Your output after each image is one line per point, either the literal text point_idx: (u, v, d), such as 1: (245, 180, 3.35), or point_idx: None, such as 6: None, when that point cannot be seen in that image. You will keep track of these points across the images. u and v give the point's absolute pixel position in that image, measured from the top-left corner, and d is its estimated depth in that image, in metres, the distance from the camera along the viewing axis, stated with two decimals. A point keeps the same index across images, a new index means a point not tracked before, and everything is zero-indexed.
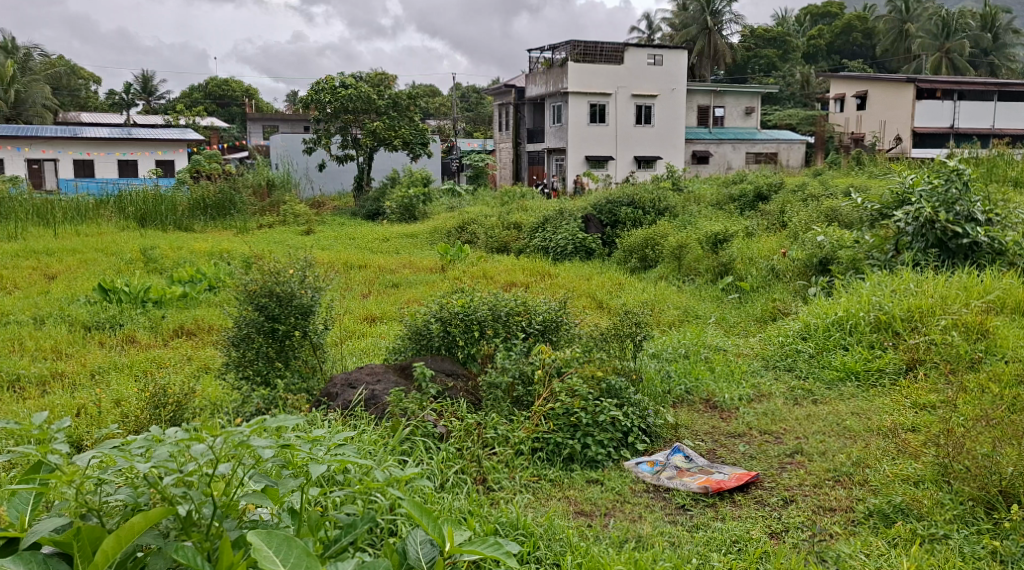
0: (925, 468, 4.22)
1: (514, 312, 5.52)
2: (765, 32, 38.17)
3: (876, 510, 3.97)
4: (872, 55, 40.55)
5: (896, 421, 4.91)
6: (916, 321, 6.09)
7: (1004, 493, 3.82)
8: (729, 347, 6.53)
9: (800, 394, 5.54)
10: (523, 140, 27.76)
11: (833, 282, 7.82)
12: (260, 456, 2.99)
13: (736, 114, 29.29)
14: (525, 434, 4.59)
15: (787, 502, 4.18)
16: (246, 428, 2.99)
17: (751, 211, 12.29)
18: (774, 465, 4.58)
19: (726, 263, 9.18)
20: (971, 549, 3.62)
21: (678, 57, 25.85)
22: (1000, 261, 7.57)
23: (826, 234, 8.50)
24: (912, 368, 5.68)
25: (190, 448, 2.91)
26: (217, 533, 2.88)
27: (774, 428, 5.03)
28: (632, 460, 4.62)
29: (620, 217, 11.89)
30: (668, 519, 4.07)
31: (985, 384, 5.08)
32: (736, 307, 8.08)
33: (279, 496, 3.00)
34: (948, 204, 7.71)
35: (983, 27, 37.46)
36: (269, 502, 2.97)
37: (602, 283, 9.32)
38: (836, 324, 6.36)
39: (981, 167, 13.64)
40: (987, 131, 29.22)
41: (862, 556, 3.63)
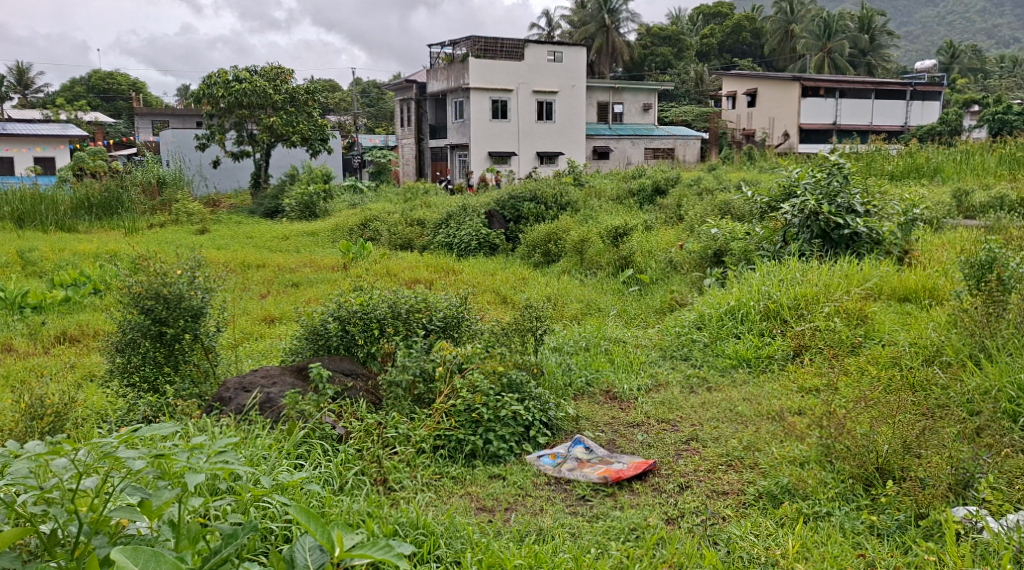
0: (809, 448, 4.40)
1: (415, 309, 5.47)
2: (659, 31, 39.05)
3: (765, 491, 4.14)
4: (761, 53, 41.97)
5: (784, 405, 5.11)
6: (802, 309, 6.35)
7: (880, 469, 4.04)
8: (628, 339, 6.65)
9: (695, 382, 5.72)
10: (425, 136, 27.66)
11: (727, 272, 8.05)
12: (130, 467, 2.97)
13: (634, 111, 29.86)
14: (427, 432, 4.59)
15: (683, 488, 4.31)
16: (113, 439, 2.99)
17: (649, 205, 12.58)
18: (670, 452, 4.72)
19: (626, 256, 9.33)
20: (851, 524, 3.80)
21: (577, 54, 26.16)
22: (879, 250, 7.95)
23: (720, 227, 8.77)
24: (799, 354, 5.92)
25: (50, 462, 2.90)
26: (84, 552, 2.85)
27: (670, 416, 5.18)
28: (533, 453, 4.67)
29: (522, 212, 11.96)
30: (569, 510, 4.13)
31: (864, 366, 5.36)
32: (636, 299, 8.24)
33: (154, 509, 2.93)
34: (830, 196, 8.12)
35: (862, 29, 39.30)
36: (143, 516, 2.91)
37: (505, 278, 9.38)
38: (729, 313, 6.58)
39: (861, 162, 14.33)
40: (866, 128, 30.80)
41: (751, 537, 3.77)
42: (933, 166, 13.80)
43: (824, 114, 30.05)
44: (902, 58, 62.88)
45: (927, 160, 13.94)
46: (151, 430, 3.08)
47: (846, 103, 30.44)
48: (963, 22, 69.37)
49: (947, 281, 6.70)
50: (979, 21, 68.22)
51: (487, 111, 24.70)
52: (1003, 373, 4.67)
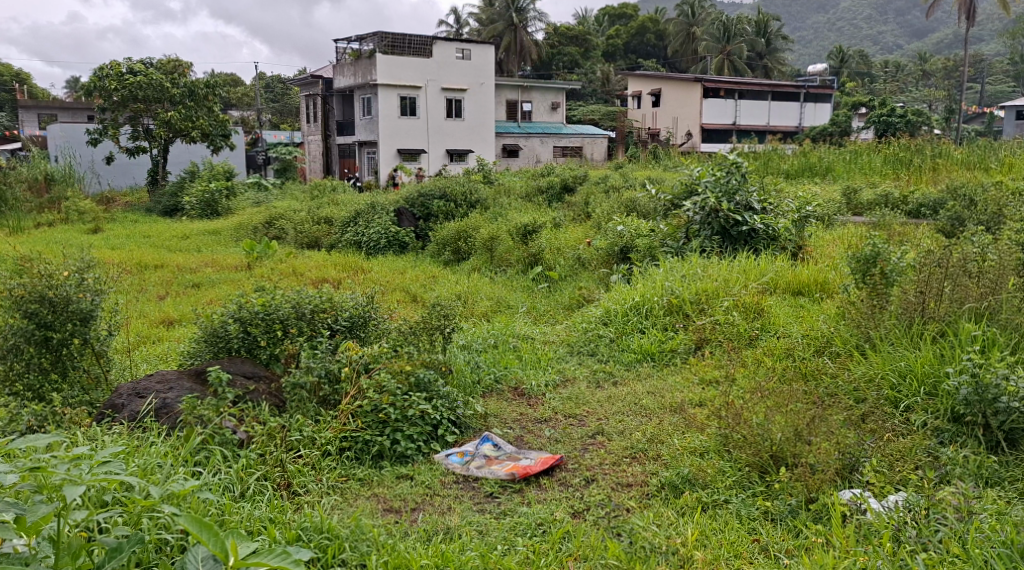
0: (709, 439, 4.54)
1: (320, 309, 5.39)
2: (567, 30, 39.47)
3: (667, 482, 4.24)
4: (664, 54, 42.81)
5: (685, 398, 5.25)
6: (703, 304, 6.53)
7: (774, 457, 4.18)
8: (536, 335, 6.70)
9: (602, 376, 5.81)
10: (332, 133, 27.22)
11: (633, 269, 8.18)
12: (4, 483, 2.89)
13: (543, 109, 30.11)
14: (333, 434, 4.53)
15: (588, 481, 4.38)
16: None
17: (558, 203, 12.71)
18: (577, 446, 4.78)
19: (536, 253, 9.38)
20: (747, 511, 3.93)
21: (486, 52, 26.30)
22: (774, 245, 8.24)
23: (625, 224, 8.93)
24: (700, 347, 6.09)
25: None
26: None
27: (577, 411, 5.25)
28: (442, 452, 4.67)
29: (432, 210, 11.91)
30: (477, 508, 4.15)
31: (760, 359, 5.55)
32: (546, 296, 8.31)
33: (30, 524, 2.86)
34: (729, 193, 8.39)
35: (758, 32, 40.56)
36: (17, 533, 2.84)
37: (415, 276, 9.34)
38: (633, 308, 6.68)
39: (758, 162, 14.87)
40: (764, 128, 31.94)
41: (653, 527, 3.84)
42: (825, 165, 14.38)
43: (725, 115, 31.06)
44: (795, 60, 65.29)
45: (820, 160, 14.50)
46: (27, 442, 3.02)
47: (745, 104, 31.53)
48: (851, 27, 72.44)
49: (836, 276, 7.00)
50: (865, 26, 71.36)
51: (395, 107, 24.48)
52: (886, 362, 4.91)
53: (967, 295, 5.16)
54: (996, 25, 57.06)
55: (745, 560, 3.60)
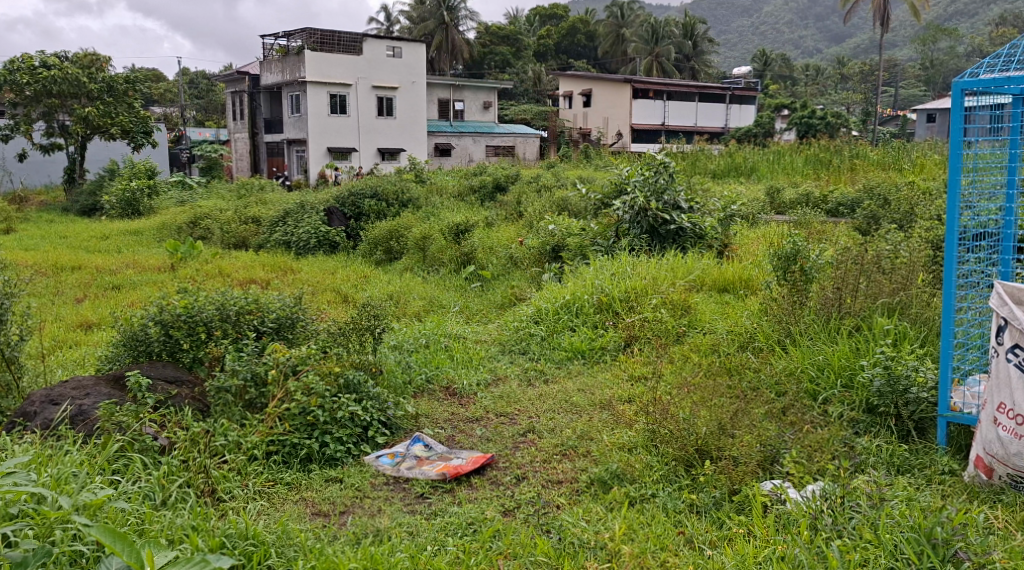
0: (637, 434, 4.61)
1: (245, 310, 5.30)
2: (498, 30, 39.43)
3: (596, 477, 4.28)
4: (594, 55, 43.20)
5: (615, 394, 5.32)
6: (632, 301, 6.61)
7: (699, 451, 4.26)
8: (467, 334, 6.69)
9: (533, 375, 5.84)
10: (259, 131, 26.75)
11: (565, 267, 8.24)
12: None
13: (475, 108, 30.10)
14: (259, 438, 4.45)
15: (519, 479, 4.40)
16: None
17: (490, 202, 12.69)
18: (507, 445, 4.80)
19: (468, 252, 9.37)
20: (672, 504, 3.98)
21: (417, 50, 26.22)
22: (701, 243, 8.42)
23: (557, 223, 8.98)
24: (630, 344, 6.17)
25: None
26: None
27: (508, 410, 5.26)
28: (372, 454, 4.64)
29: (363, 209, 11.79)
30: (407, 509, 4.13)
31: (687, 354, 5.66)
32: (478, 295, 8.30)
33: None
34: (657, 193, 8.54)
35: (685, 35, 41.25)
36: None
37: (347, 276, 9.25)
38: (564, 307, 6.73)
39: (687, 161, 15.12)
40: (692, 128, 32.69)
41: (582, 522, 3.86)
42: (750, 165, 14.70)
43: (654, 115, 31.60)
44: (721, 61, 66.66)
45: (745, 160, 14.82)
46: None
47: (673, 105, 32.08)
48: (773, 31, 74.25)
49: (759, 273, 7.18)
50: (787, 31, 73.23)
51: (324, 105, 24.17)
52: (805, 356, 5.06)
53: (881, 290, 5.40)
54: (909, 31, 59.09)
55: (671, 552, 3.63)
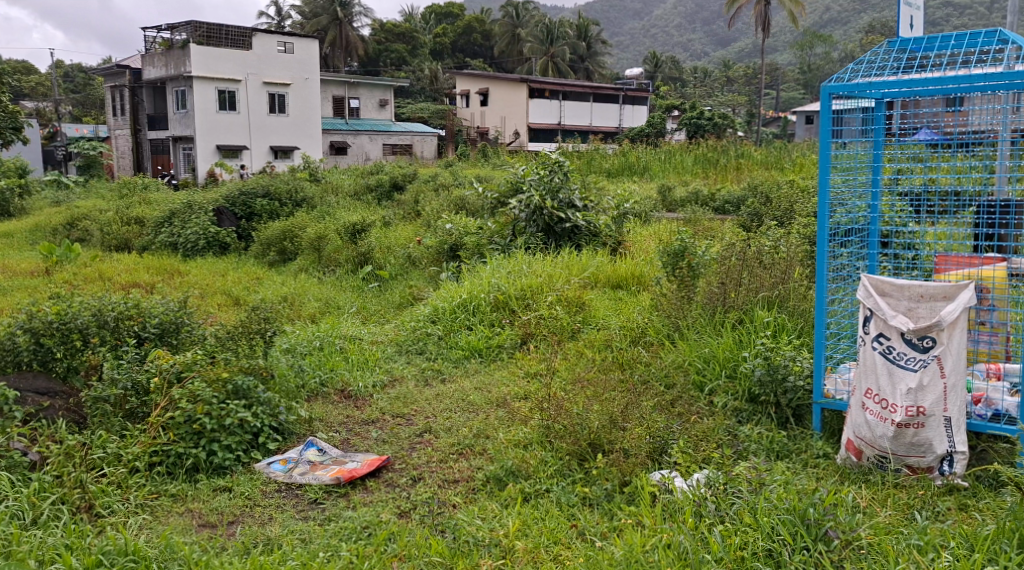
0: (532, 430, 4.65)
1: (125, 315, 5.08)
2: (394, 27, 38.51)
3: (492, 475, 4.29)
4: (490, 54, 43.33)
5: (510, 392, 5.34)
6: (528, 299, 6.67)
7: (592, 445, 4.34)
8: (363, 335, 6.59)
9: (430, 374, 5.82)
10: (143, 127, 25.76)
11: (462, 266, 8.22)
12: None
13: (371, 106, 29.75)
14: (141, 449, 4.33)
15: (416, 480, 4.37)
16: None
17: (387, 201, 12.55)
18: (404, 446, 4.76)
19: (365, 252, 9.24)
20: (566, 498, 4.02)
21: (309, 46, 25.77)
22: (596, 242, 8.59)
23: (454, 222, 8.95)
24: (526, 342, 6.22)
25: None
26: None
27: (405, 411, 5.22)
28: (263, 460, 4.52)
29: (254, 209, 11.43)
30: (300, 516, 4.06)
31: (581, 351, 5.75)
32: (376, 295, 8.18)
33: None
34: (552, 191, 8.65)
35: (580, 36, 41.77)
36: None
37: (238, 278, 8.98)
38: (461, 306, 6.69)
39: (581, 161, 15.33)
40: (586, 128, 33.38)
41: (477, 520, 3.85)
42: (643, 165, 15.02)
43: (550, 115, 32.06)
44: (613, 61, 67.83)
45: (638, 159, 15.13)
46: None
47: (568, 105, 32.59)
48: (663, 34, 76.09)
49: (651, 270, 7.37)
50: (676, 34, 75.20)
51: (212, 101, 23.46)
52: (692, 349, 5.23)
53: (761, 284, 5.62)
54: (789, 37, 61.60)
55: (563, 545, 3.67)
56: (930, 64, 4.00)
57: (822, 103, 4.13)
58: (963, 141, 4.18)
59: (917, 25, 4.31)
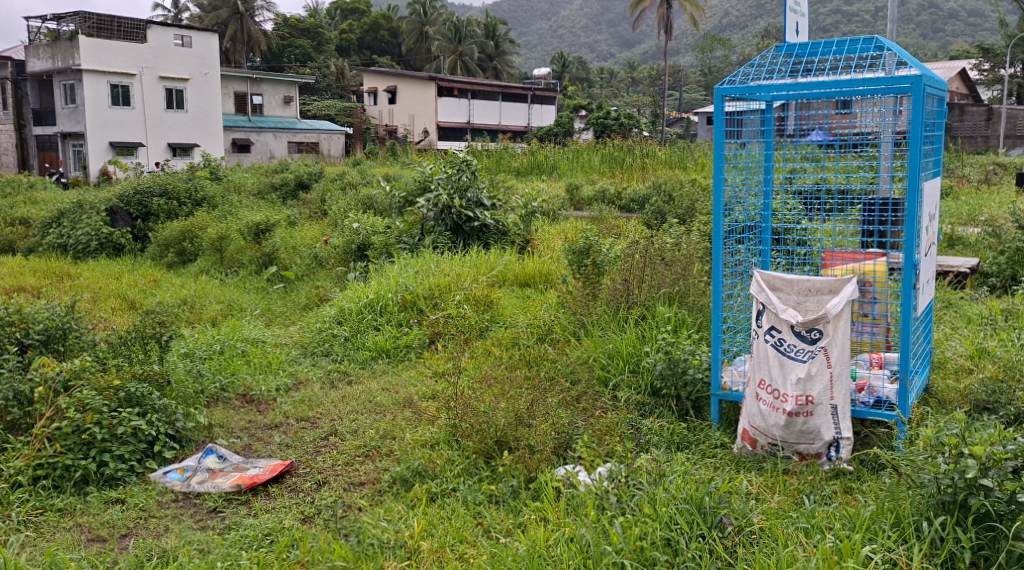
0: (439, 430, 4.62)
1: (6, 322, 4.89)
2: (298, 22, 37.78)
3: (398, 476, 4.26)
4: (397, 52, 43.09)
5: (417, 392, 5.30)
6: (436, 299, 6.64)
7: (499, 442, 4.36)
8: (266, 338, 6.46)
9: (336, 377, 5.73)
10: (29, 123, 24.62)
11: (370, 266, 8.12)
12: None
13: (274, 103, 29.14)
14: (23, 463, 4.18)
15: (320, 484, 4.30)
16: None
17: (292, 200, 12.33)
18: (309, 450, 4.68)
19: (269, 252, 9.02)
20: (472, 496, 4.03)
21: (209, 40, 25.10)
22: (504, 240, 8.64)
23: (361, 221, 8.83)
24: (434, 341, 6.20)
25: None
26: None
27: (310, 414, 5.14)
28: (159, 470, 4.39)
29: (151, 209, 11.00)
30: (198, 525, 3.96)
31: (489, 349, 5.77)
32: (281, 296, 8.03)
33: None
34: (460, 190, 8.65)
35: (488, 35, 41.81)
36: None
37: (133, 281, 8.68)
38: (368, 306, 6.61)
39: (490, 159, 15.37)
40: (495, 127, 33.49)
41: (383, 523, 3.81)
42: (551, 164, 15.17)
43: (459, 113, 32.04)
44: (520, 59, 68.08)
45: (546, 158, 15.27)
46: None
47: (477, 104, 32.67)
48: (570, 34, 76.94)
49: (557, 267, 7.47)
50: (582, 35, 76.12)
51: (104, 96, 22.60)
52: (597, 345, 5.31)
53: (663, 281, 5.76)
54: (690, 39, 63.18)
55: (469, 544, 3.68)
56: (816, 69, 4.18)
57: (715, 105, 4.26)
58: (848, 143, 4.36)
59: (802, 31, 4.46)
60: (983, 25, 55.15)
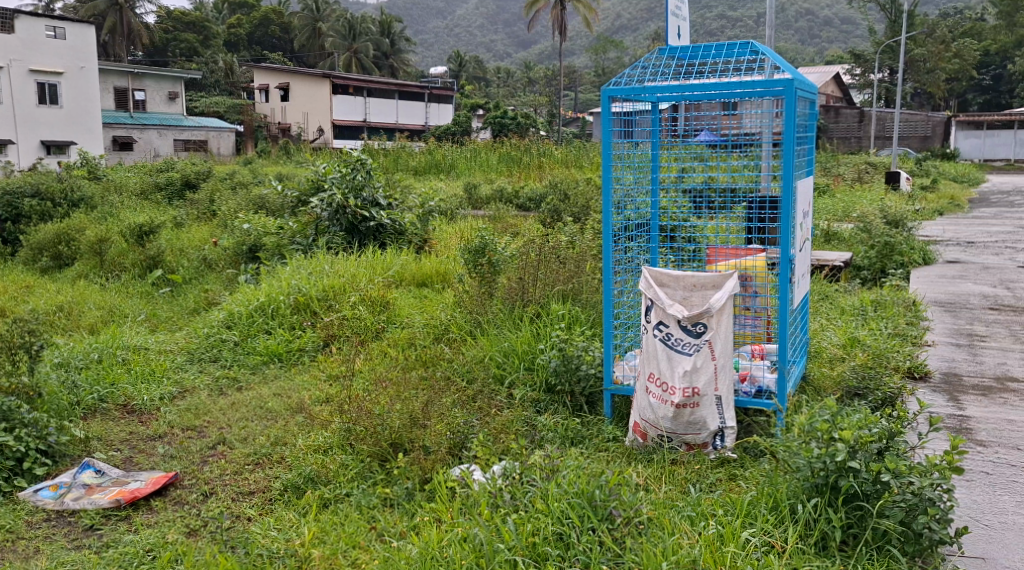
0: (332, 434, 4.53)
1: None
2: (182, 16, 36.63)
3: (289, 483, 4.16)
4: (289, 48, 42.34)
5: (310, 396, 5.18)
6: (331, 300, 6.52)
7: (393, 445, 4.32)
8: (150, 345, 6.21)
9: (225, 384, 5.56)
10: None
11: (261, 268, 7.90)
12: None
13: (159, 100, 28.13)
14: None
15: (206, 496, 4.17)
16: None
17: (178, 200, 11.91)
18: (195, 460, 4.52)
19: (154, 255, 8.66)
20: (366, 500, 3.97)
21: (85, 32, 24.05)
22: (401, 240, 8.57)
23: (252, 221, 8.58)
24: (328, 344, 6.08)
25: None
26: None
27: (197, 423, 4.97)
28: (29, 488, 4.19)
29: (23, 210, 10.44)
30: (73, 545, 3.79)
31: (386, 350, 5.70)
32: (167, 301, 7.74)
33: None
34: (355, 189, 8.53)
35: (382, 32, 41.38)
36: None
37: (3, 288, 8.20)
38: (259, 309, 6.44)
39: (387, 158, 15.22)
40: (392, 126, 33.19)
41: (272, 532, 3.73)
42: (449, 163, 15.14)
43: (355, 111, 31.59)
44: (416, 58, 67.63)
45: (444, 157, 15.23)
46: None
47: (374, 102, 32.28)
48: (467, 33, 76.89)
49: (453, 267, 7.47)
50: (479, 34, 76.24)
51: None
52: (493, 343, 5.33)
53: (557, 278, 5.83)
54: (585, 40, 64.18)
55: (362, 548, 3.64)
56: (698, 71, 4.29)
57: (602, 106, 4.31)
58: (733, 143, 4.49)
59: (684, 34, 4.54)
60: (856, 31, 57.98)
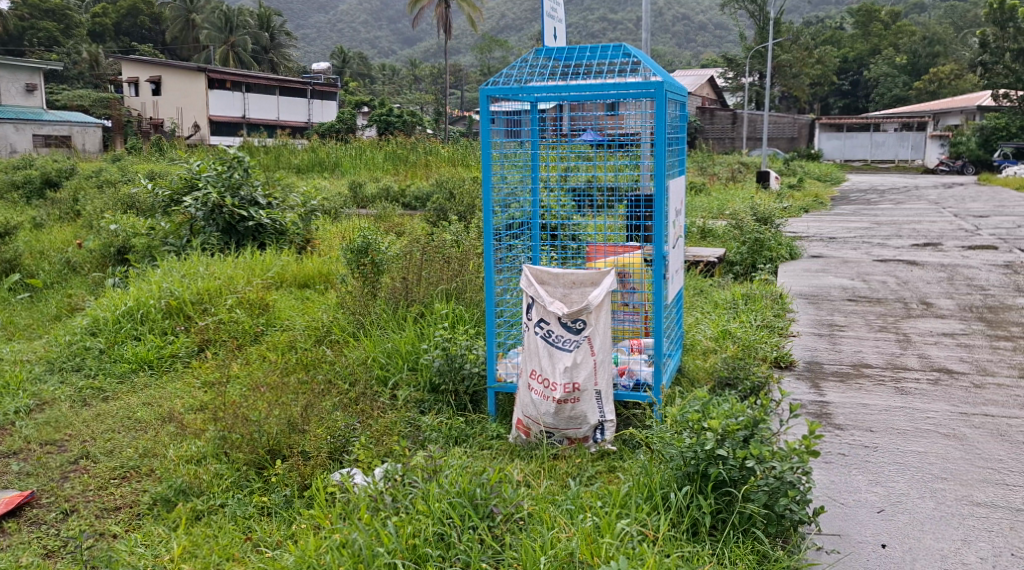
0: (206, 443, 4.36)
1: None
2: (41, 3, 34.66)
3: (158, 496, 3.97)
4: (161, 40, 40.75)
5: (183, 404, 4.98)
6: (205, 303, 6.28)
7: (271, 452, 4.19)
8: (4, 355, 5.84)
9: (89, 394, 5.27)
10: None
11: (130, 270, 7.53)
12: None
13: (16, 91, 26.62)
14: None
15: (67, 514, 3.95)
16: None
17: (38, 199, 11.22)
18: (54, 477, 4.27)
19: (11, 258, 8.14)
20: (241, 511, 3.84)
21: None
22: (281, 240, 8.36)
23: (120, 222, 8.18)
24: (204, 349, 5.85)
25: None
26: None
27: (56, 437, 4.69)
28: None
29: None
30: None
31: (265, 354, 5.55)
32: (26, 307, 7.29)
33: None
34: (232, 188, 8.27)
35: (260, 26, 40.32)
36: None
37: None
38: (127, 315, 6.13)
39: (268, 157, 14.82)
40: (273, 123, 32.39)
41: (138, 549, 3.58)
42: (333, 161, 14.85)
43: (233, 107, 30.67)
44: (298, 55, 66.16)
45: (327, 155, 14.93)
46: None
47: (252, 98, 31.41)
48: (349, 29, 75.56)
49: (337, 268, 7.33)
50: (363, 31, 75.26)
51: None
52: (375, 344, 5.24)
53: (440, 277, 5.80)
54: (470, 40, 64.31)
55: (237, 561, 3.53)
56: (576, 73, 4.32)
57: (481, 105, 4.28)
58: (612, 143, 4.54)
59: (559, 35, 4.57)
60: (729, 37, 60.22)
